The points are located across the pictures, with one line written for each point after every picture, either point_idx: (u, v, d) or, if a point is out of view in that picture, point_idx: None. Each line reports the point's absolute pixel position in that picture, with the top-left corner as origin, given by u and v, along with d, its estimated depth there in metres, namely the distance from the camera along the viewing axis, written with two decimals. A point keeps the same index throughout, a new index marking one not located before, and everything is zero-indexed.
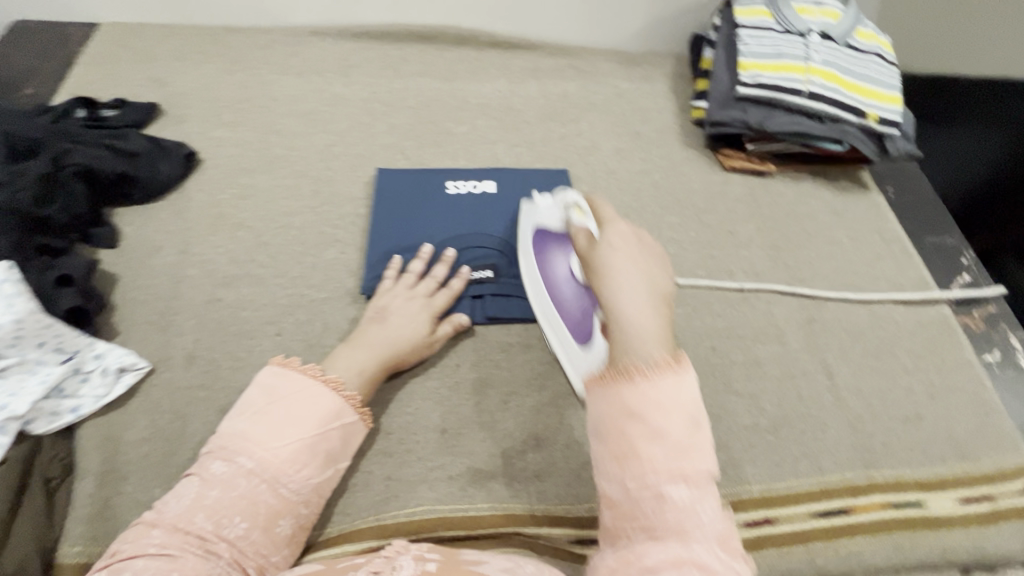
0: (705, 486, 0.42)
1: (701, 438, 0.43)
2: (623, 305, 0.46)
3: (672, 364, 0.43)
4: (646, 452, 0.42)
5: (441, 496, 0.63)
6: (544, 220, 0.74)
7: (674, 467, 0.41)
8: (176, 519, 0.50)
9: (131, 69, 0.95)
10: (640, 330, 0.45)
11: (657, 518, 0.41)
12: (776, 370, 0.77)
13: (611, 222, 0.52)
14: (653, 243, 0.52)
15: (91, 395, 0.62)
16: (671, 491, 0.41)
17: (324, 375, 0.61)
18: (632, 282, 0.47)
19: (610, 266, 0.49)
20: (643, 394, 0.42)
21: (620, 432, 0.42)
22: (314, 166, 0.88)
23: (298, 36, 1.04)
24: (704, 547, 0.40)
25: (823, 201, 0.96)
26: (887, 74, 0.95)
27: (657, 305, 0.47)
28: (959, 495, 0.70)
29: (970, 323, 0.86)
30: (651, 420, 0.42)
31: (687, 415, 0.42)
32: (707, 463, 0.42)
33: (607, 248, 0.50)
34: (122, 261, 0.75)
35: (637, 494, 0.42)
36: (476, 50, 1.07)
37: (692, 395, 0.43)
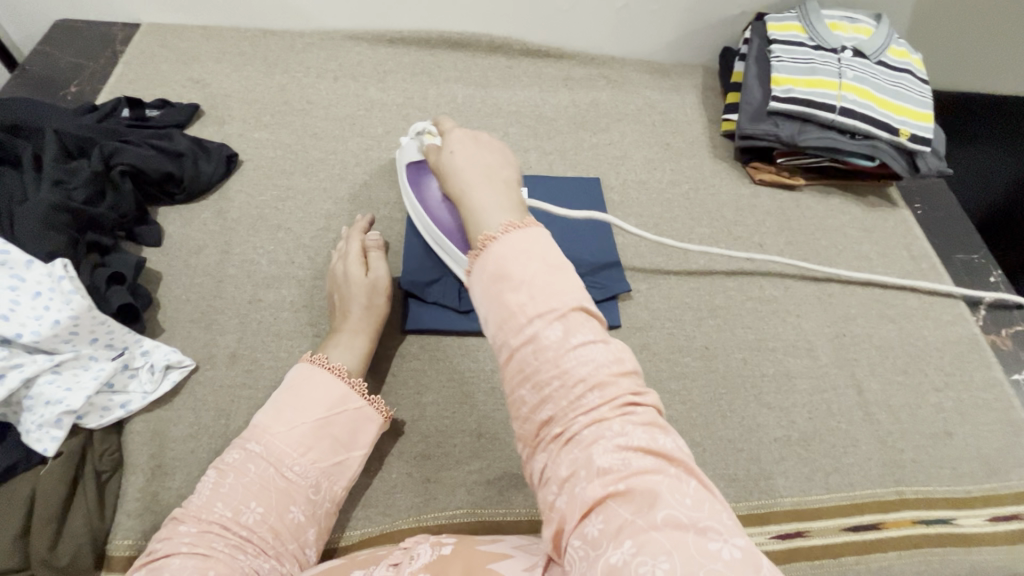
0: (582, 323, 0.42)
1: (563, 280, 0.44)
2: (472, 194, 0.52)
3: (516, 223, 0.47)
4: (514, 303, 0.43)
5: (480, 500, 0.64)
6: (409, 157, 0.79)
7: (542, 308, 0.42)
8: (198, 510, 0.53)
9: (172, 70, 0.97)
10: (483, 205, 0.50)
11: (543, 371, 0.41)
12: (806, 383, 0.78)
13: (449, 133, 0.59)
14: (491, 139, 0.58)
15: (139, 391, 0.63)
16: (546, 333, 0.42)
17: (327, 362, 0.63)
18: (475, 173, 0.53)
19: (451, 162, 0.55)
20: (504, 252, 0.45)
21: (495, 297, 0.43)
22: (352, 169, 0.89)
23: (334, 40, 1.05)
24: (611, 441, 0.38)
25: (852, 216, 0.97)
26: (919, 91, 0.95)
27: (507, 188, 0.52)
28: (990, 513, 0.71)
29: (999, 341, 0.86)
30: (516, 278, 0.43)
31: (543, 262, 0.44)
32: (577, 299, 0.43)
33: (447, 152, 0.57)
34: (166, 259, 0.76)
35: (522, 357, 0.42)
36: (509, 57, 1.08)
37: (546, 247, 0.45)
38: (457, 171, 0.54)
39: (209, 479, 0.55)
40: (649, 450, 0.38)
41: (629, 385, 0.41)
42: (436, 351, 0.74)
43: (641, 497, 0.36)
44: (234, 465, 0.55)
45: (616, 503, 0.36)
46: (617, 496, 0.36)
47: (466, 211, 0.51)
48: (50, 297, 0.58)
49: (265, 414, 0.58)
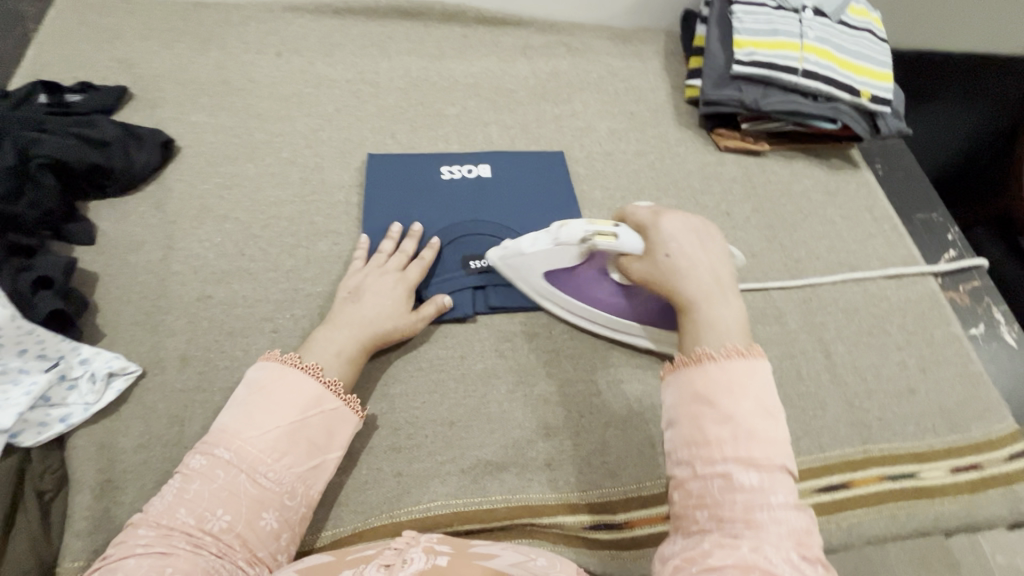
0: (779, 479, 0.43)
1: (774, 429, 0.45)
2: (710, 312, 0.50)
3: (742, 350, 0.47)
4: (713, 434, 0.44)
5: (455, 491, 0.62)
6: (535, 265, 0.68)
7: (741, 451, 0.43)
8: (159, 515, 0.49)
9: (94, 50, 0.89)
10: (715, 323, 0.49)
11: (728, 503, 0.42)
12: (776, 350, 0.78)
13: (659, 219, 0.58)
14: (716, 240, 0.56)
15: (80, 403, 0.59)
16: (741, 476, 0.43)
17: (302, 362, 0.59)
18: (710, 302, 0.51)
19: (672, 268, 0.53)
20: (723, 376, 0.46)
21: (692, 417, 0.45)
22: (301, 152, 0.84)
23: (274, 12, 0.97)
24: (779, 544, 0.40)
25: (816, 180, 0.97)
26: (879, 50, 0.94)
27: (736, 303, 0.51)
28: (951, 465, 0.73)
29: (956, 297, 0.88)
30: (723, 407, 0.45)
31: (757, 403, 0.45)
32: (781, 458, 0.44)
33: (664, 253, 0.55)
34: (102, 258, 0.71)
35: (703, 492, 0.43)
36: (464, 26, 1.03)
37: (766, 385, 0.46)
38: (685, 276, 0.52)
39: (173, 485, 0.52)
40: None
41: (815, 551, 0.41)
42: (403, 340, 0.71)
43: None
44: (200, 471, 0.51)
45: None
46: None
47: (688, 321, 0.51)
48: None
49: (234, 418, 0.54)
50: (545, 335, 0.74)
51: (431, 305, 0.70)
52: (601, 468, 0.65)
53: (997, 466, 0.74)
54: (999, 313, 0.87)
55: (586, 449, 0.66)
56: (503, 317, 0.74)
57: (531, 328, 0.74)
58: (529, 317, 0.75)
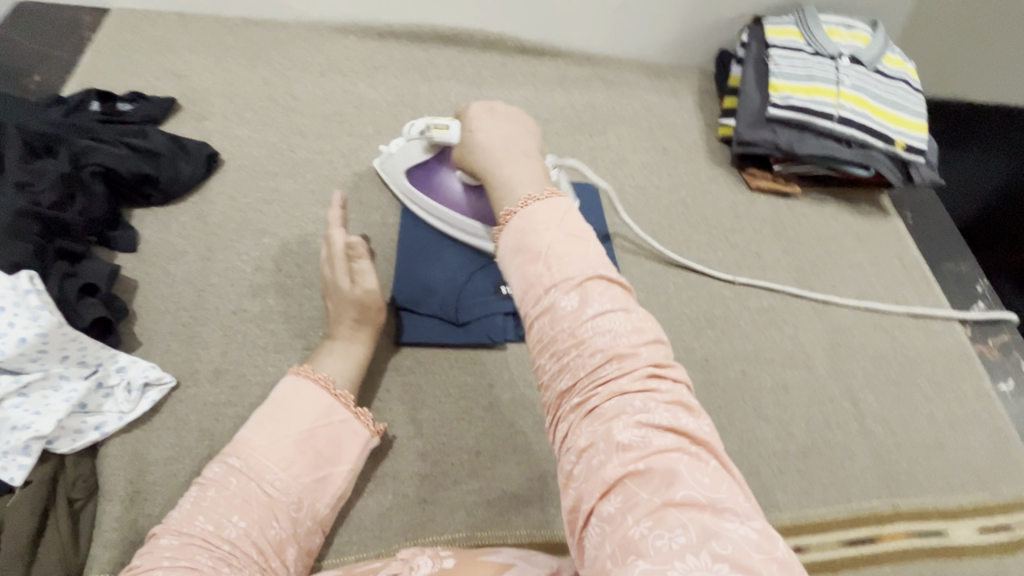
0: (608, 300, 0.42)
1: (583, 249, 0.44)
2: (500, 163, 0.52)
3: (535, 196, 0.47)
4: (534, 274, 0.43)
5: (479, 522, 0.62)
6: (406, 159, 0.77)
7: (560, 278, 0.43)
8: (178, 523, 0.48)
9: (146, 60, 0.91)
10: (509, 183, 0.50)
11: (571, 357, 0.41)
12: (804, 395, 0.78)
13: (470, 107, 0.60)
14: (514, 112, 0.58)
15: (115, 411, 0.59)
16: (564, 303, 0.42)
17: (314, 373, 0.60)
18: (504, 147, 0.54)
19: (473, 145, 0.56)
20: (525, 222, 0.46)
21: (521, 271, 0.44)
22: (341, 171, 0.85)
23: (320, 32, 1.00)
24: (632, 417, 0.38)
25: (846, 225, 0.97)
26: (914, 101, 0.95)
27: (529, 160, 0.53)
28: (980, 524, 0.72)
29: (985, 351, 0.88)
30: (537, 249, 0.44)
31: (563, 232, 0.44)
32: (599, 272, 0.43)
33: (468, 131, 0.57)
34: (142, 266, 0.72)
35: (552, 347, 0.42)
36: (503, 55, 1.05)
37: (565, 215, 0.46)
38: (481, 148, 0.55)
39: (191, 494, 0.52)
40: (671, 440, 0.37)
41: (663, 377, 0.40)
42: (432, 364, 0.71)
43: (660, 477, 0.35)
44: (214, 479, 0.52)
45: (635, 485, 0.35)
46: (632, 476, 0.35)
47: (492, 182, 0.52)
48: (14, 312, 0.54)
49: (246, 428, 0.55)
50: None
51: None
52: None
53: None
54: None
55: None
56: None
57: None
58: None
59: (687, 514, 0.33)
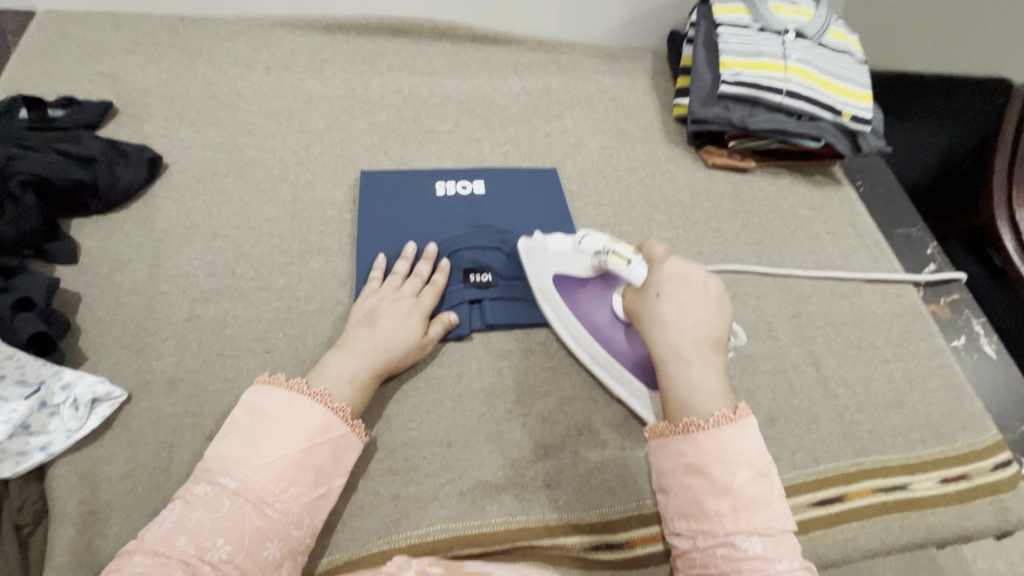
0: (771, 524, 0.49)
1: (765, 489, 0.51)
2: (681, 364, 0.56)
3: (729, 416, 0.53)
4: (713, 506, 0.50)
5: (453, 514, 0.61)
6: (559, 266, 0.72)
7: (727, 468, 0.51)
8: (158, 544, 0.46)
9: (77, 64, 0.87)
10: (694, 387, 0.54)
11: (712, 505, 0.50)
12: (769, 364, 0.79)
13: (660, 265, 0.62)
14: (712, 285, 0.60)
15: (61, 430, 0.57)
16: (745, 544, 0.48)
17: (308, 387, 0.57)
18: (694, 346, 0.56)
19: (659, 315, 0.59)
20: (714, 447, 0.52)
21: (689, 494, 0.52)
22: (292, 169, 0.83)
23: (264, 28, 0.97)
24: (761, 556, 0.47)
25: (801, 196, 0.99)
26: (858, 72, 0.98)
27: (715, 368, 0.56)
28: (941, 475, 0.75)
29: (938, 310, 0.91)
30: (719, 457, 0.51)
31: (752, 468, 0.51)
32: (757, 460, 0.51)
33: (655, 297, 0.60)
34: (84, 278, 0.69)
35: (700, 491, 0.51)
36: (455, 44, 1.03)
37: (754, 434, 0.52)
38: (661, 338, 0.57)
39: (172, 511, 0.49)
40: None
41: (792, 543, 0.49)
42: None
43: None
44: (203, 499, 0.49)
45: (740, 571, 0.47)
46: (745, 570, 0.47)
47: (668, 383, 0.56)
48: None
49: (238, 445, 0.52)
50: (542, 353, 0.73)
51: (437, 324, 0.70)
52: (601, 487, 0.65)
53: (984, 476, 0.76)
54: (979, 325, 0.90)
55: (586, 467, 0.66)
56: (500, 334, 0.74)
57: (528, 346, 0.73)
58: (526, 334, 0.74)
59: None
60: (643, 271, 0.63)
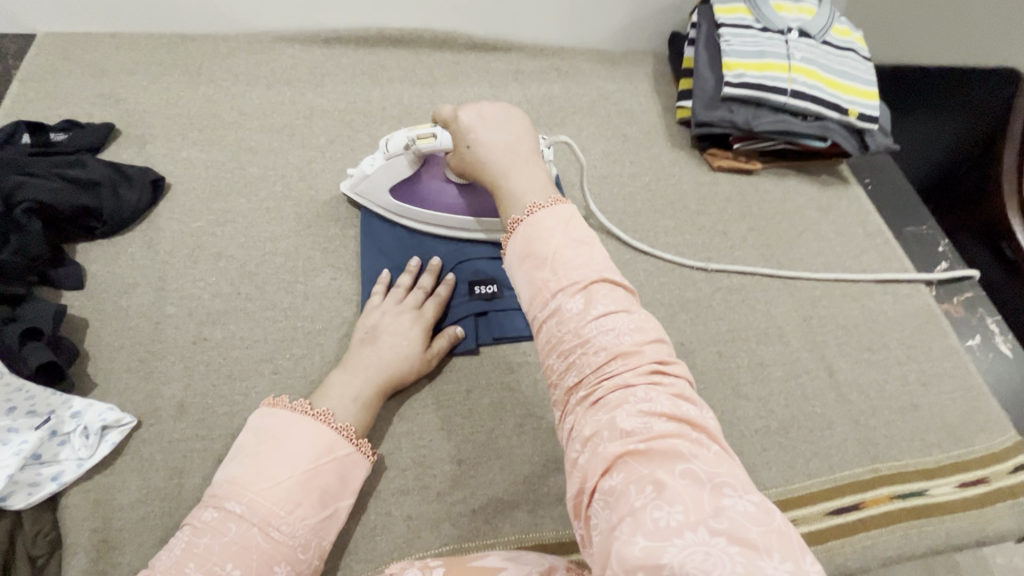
0: (606, 297, 0.46)
1: (588, 256, 0.48)
2: (505, 173, 0.56)
3: (540, 205, 0.51)
4: (542, 279, 0.47)
5: (466, 532, 0.61)
6: (383, 180, 0.75)
7: (564, 283, 0.46)
8: (166, 570, 0.46)
9: (79, 86, 0.87)
10: (518, 192, 0.54)
11: (582, 358, 0.44)
12: (780, 370, 0.78)
13: (454, 115, 0.61)
14: (498, 108, 0.60)
15: (73, 459, 0.57)
16: (569, 304, 0.46)
17: (312, 408, 0.58)
18: (502, 156, 0.57)
19: (475, 155, 0.58)
20: (532, 228, 0.49)
21: (529, 277, 0.48)
22: (295, 185, 0.83)
23: (263, 44, 0.96)
24: (635, 405, 0.41)
25: (809, 197, 0.98)
26: (864, 69, 0.96)
27: (533, 167, 0.56)
28: (959, 480, 0.74)
29: (951, 310, 0.90)
30: (543, 257, 0.48)
31: (569, 238, 0.48)
32: (599, 270, 0.47)
33: (466, 144, 0.59)
34: (91, 303, 0.69)
35: (548, 320, 0.46)
36: (454, 53, 1.02)
37: (570, 219, 0.50)
38: (483, 163, 0.57)
39: (180, 538, 0.49)
40: (666, 422, 0.40)
41: (671, 382, 0.43)
42: None
43: (660, 454, 0.38)
44: (211, 525, 0.49)
45: (637, 462, 0.38)
46: (633, 454, 0.38)
47: (501, 193, 0.55)
48: None
49: (245, 469, 0.52)
50: None
51: (442, 338, 0.69)
52: None
53: (1004, 479, 0.74)
54: (994, 323, 0.89)
55: None
56: (507, 347, 0.73)
57: (536, 358, 0.73)
58: (533, 347, 0.74)
59: (686, 492, 0.36)
60: (447, 133, 0.67)
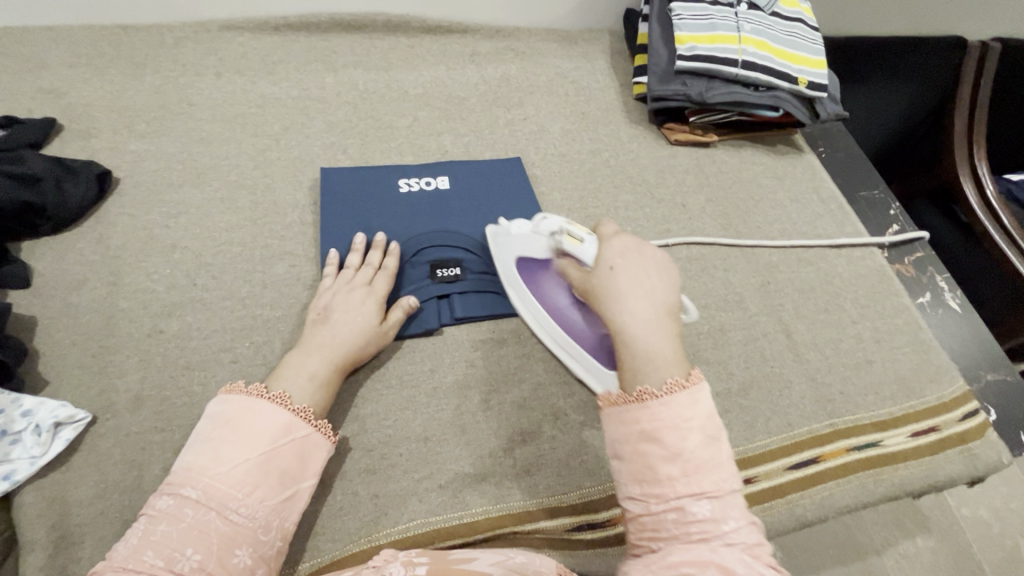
0: (728, 502, 0.46)
1: (717, 454, 0.47)
2: (632, 325, 0.51)
3: (681, 382, 0.49)
4: (664, 472, 0.46)
5: (434, 507, 0.61)
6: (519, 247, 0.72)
7: (692, 483, 0.46)
8: (123, 560, 0.45)
9: (17, 82, 0.84)
10: (651, 354, 0.50)
11: (683, 532, 0.45)
12: (740, 335, 0.80)
13: (608, 241, 0.58)
14: (657, 255, 0.57)
15: (25, 458, 0.55)
16: (694, 507, 0.45)
17: (268, 392, 0.57)
18: (642, 304, 0.52)
19: (611, 293, 0.54)
20: (665, 414, 0.47)
21: (643, 456, 0.47)
22: (249, 174, 0.81)
23: (209, 32, 0.94)
24: (736, 561, 0.43)
25: (764, 167, 1.00)
26: (812, 38, 0.98)
27: (669, 320, 0.53)
28: (912, 430, 0.77)
29: (903, 270, 0.93)
30: (670, 444, 0.47)
31: (702, 434, 0.47)
32: (727, 479, 0.47)
33: (607, 269, 0.56)
34: (39, 301, 0.67)
35: (660, 492, 0.46)
36: (409, 36, 1.01)
37: (707, 410, 0.48)
38: (613, 296, 0.53)
39: (137, 527, 0.48)
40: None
41: (771, 558, 0.44)
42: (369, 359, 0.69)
43: None
44: (167, 511, 0.48)
45: None
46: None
47: (625, 350, 0.51)
48: None
49: (200, 455, 0.52)
50: (514, 341, 0.73)
51: (397, 309, 0.69)
52: (579, 469, 0.65)
53: (953, 427, 0.78)
54: (943, 281, 0.92)
55: (563, 451, 0.66)
56: (470, 326, 0.74)
57: (500, 335, 0.74)
58: (497, 324, 0.74)
59: None
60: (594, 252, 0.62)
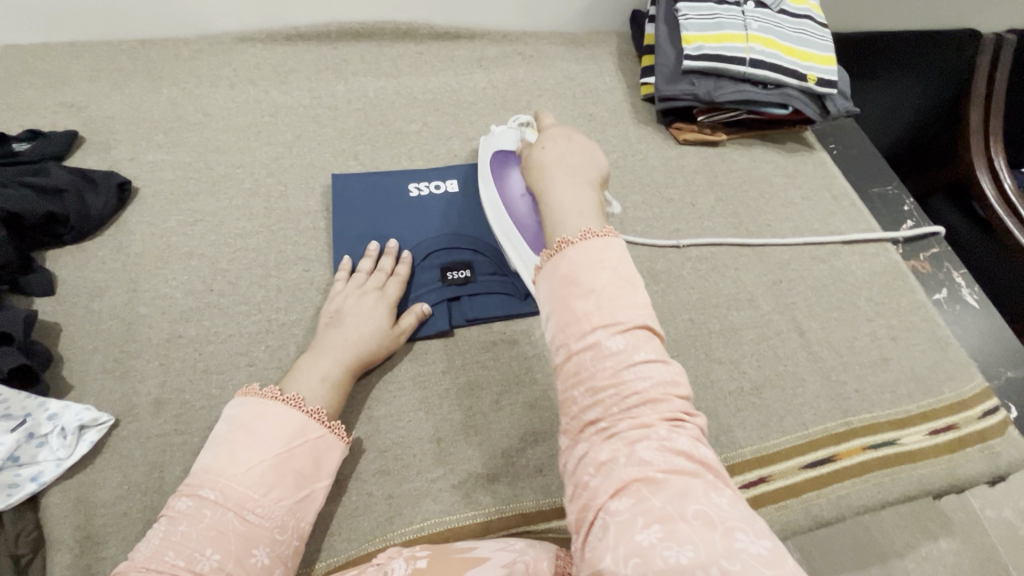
0: (642, 341, 0.46)
1: (632, 297, 0.47)
2: (556, 190, 0.57)
3: (593, 231, 0.51)
4: (581, 309, 0.46)
5: (447, 507, 0.62)
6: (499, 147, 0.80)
7: (607, 318, 0.46)
8: (146, 560, 0.47)
9: (40, 97, 0.87)
10: (564, 206, 0.55)
11: (598, 376, 0.44)
12: (752, 334, 0.80)
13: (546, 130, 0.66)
14: (582, 138, 0.63)
15: (51, 460, 0.57)
16: (608, 343, 0.45)
17: (283, 394, 0.58)
18: (564, 172, 0.58)
19: (539, 159, 0.61)
20: (579, 257, 0.49)
21: (564, 300, 0.47)
22: (264, 182, 0.83)
23: (224, 44, 0.96)
24: (655, 442, 0.41)
25: (775, 165, 1.00)
26: (821, 35, 0.98)
27: (586, 188, 0.57)
28: (930, 428, 0.76)
29: (918, 266, 0.92)
30: (585, 286, 0.47)
31: (615, 273, 0.48)
32: (642, 315, 0.47)
33: (539, 148, 0.62)
34: (63, 309, 0.69)
35: (580, 351, 0.45)
36: (418, 43, 1.03)
37: (619, 258, 0.49)
38: (541, 169, 0.60)
39: (158, 528, 0.50)
40: (691, 470, 0.40)
41: (691, 426, 0.44)
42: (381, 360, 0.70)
43: (673, 486, 0.39)
44: (186, 513, 0.50)
45: (647, 490, 0.39)
46: (646, 481, 0.39)
47: (544, 207, 0.56)
48: None
49: (217, 457, 0.53)
50: (525, 342, 0.74)
51: (410, 314, 0.71)
52: None
53: (973, 424, 0.77)
54: (960, 277, 0.91)
55: None
56: (481, 328, 0.74)
57: (511, 337, 0.74)
58: (508, 326, 0.75)
59: (698, 534, 0.36)
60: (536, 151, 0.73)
